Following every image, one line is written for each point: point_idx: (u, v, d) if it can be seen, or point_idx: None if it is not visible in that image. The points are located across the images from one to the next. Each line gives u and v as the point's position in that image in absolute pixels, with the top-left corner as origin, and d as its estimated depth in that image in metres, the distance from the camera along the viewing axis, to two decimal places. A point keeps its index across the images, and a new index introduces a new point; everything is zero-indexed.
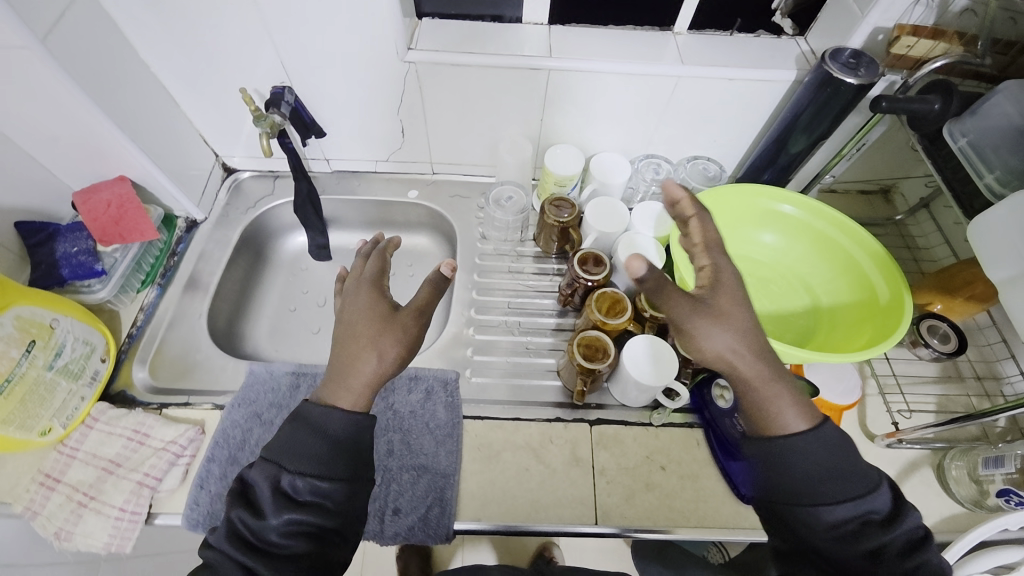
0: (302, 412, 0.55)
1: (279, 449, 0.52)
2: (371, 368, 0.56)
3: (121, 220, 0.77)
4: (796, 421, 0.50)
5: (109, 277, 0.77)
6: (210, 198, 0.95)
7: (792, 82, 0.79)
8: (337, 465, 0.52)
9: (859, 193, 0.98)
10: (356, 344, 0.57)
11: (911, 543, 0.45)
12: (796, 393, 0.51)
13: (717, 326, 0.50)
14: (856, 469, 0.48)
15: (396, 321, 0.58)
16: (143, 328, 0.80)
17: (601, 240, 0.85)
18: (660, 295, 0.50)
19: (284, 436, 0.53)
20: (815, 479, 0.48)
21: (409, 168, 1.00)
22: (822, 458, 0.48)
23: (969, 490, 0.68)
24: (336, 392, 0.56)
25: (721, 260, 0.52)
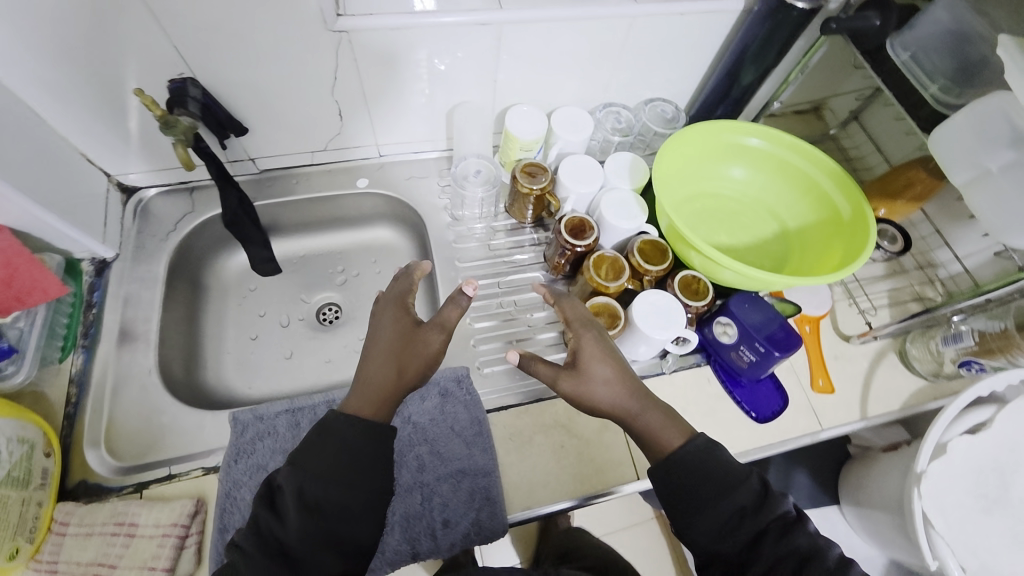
0: (326, 423, 0.53)
1: (302, 459, 0.51)
2: (390, 382, 0.55)
3: (12, 280, 0.63)
4: (674, 439, 0.56)
5: (22, 354, 0.65)
6: (116, 229, 0.78)
7: (741, 12, 0.78)
8: (357, 478, 0.51)
9: (795, 113, 1.05)
10: (376, 358, 0.56)
11: (781, 526, 0.51)
12: (670, 419, 0.58)
13: (587, 381, 0.58)
14: (730, 471, 0.54)
15: (417, 338, 0.57)
16: (83, 402, 0.67)
17: (580, 201, 0.83)
18: (532, 369, 0.59)
19: (308, 447, 0.52)
20: (695, 492, 0.53)
21: (351, 155, 0.89)
22: (694, 468, 0.54)
23: (929, 365, 0.78)
24: (358, 403, 0.55)
25: (583, 327, 0.62)
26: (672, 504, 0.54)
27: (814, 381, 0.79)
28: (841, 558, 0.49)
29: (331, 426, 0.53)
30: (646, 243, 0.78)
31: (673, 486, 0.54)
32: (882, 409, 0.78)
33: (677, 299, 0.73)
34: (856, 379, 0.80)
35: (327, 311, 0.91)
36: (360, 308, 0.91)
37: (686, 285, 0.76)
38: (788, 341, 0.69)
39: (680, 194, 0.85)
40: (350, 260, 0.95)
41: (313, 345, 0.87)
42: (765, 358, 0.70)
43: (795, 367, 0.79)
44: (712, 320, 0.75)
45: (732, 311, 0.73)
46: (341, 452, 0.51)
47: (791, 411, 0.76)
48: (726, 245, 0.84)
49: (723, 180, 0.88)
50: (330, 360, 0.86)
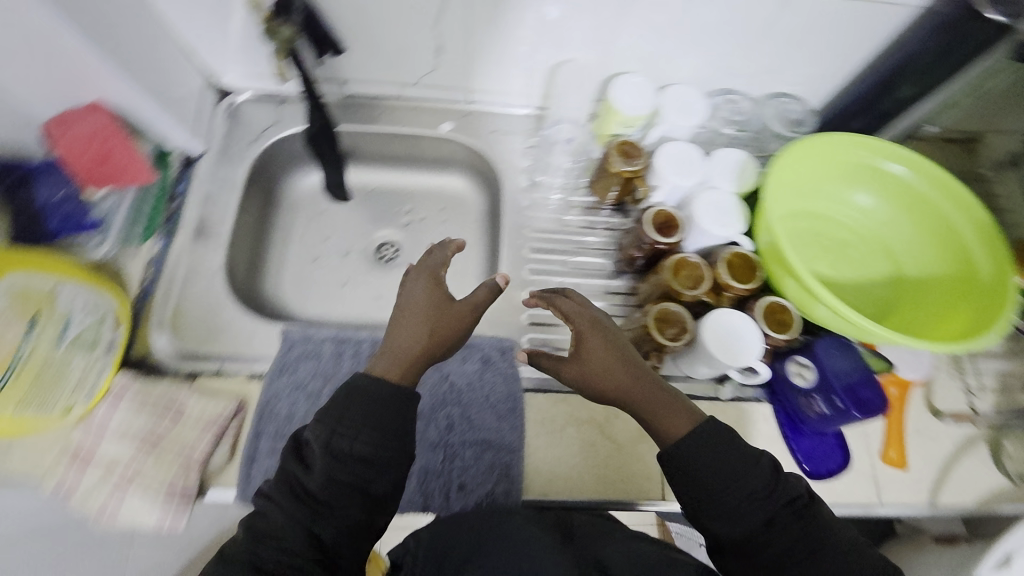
0: (353, 384, 0.49)
1: (334, 411, 0.47)
2: (423, 346, 0.52)
3: (108, 157, 0.68)
4: (683, 427, 0.49)
5: (107, 228, 0.70)
6: (206, 126, 0.80)
7: (920, 10, 0.66)
8: (388, 437, 0.47)
9: (945, 141, 0.89)
10: (410, 324, 0.53)
11: (794, 513, 0.46)
12: (673, 402, 0.50)
13: (585, 371, 0.53)
14: (745, 454, 0.47)
15: (448, 309, 0.54)
16: (156, 284, 0.70)
17: (673, 193, 0.75)
18: (544, 366, 0.58)
19: (342, 403, 0.48)
20: (709, 477, 0.46)
21: (440, 95, 0.85)
22: (711, 448, 0.47)
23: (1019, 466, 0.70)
24: (387, 364, 0.51)
25: (580, 316, 0.55)
26: (682, 491, 0.47)
27: (884, 450, 0.71)
28: (855, 542, 0.46)
29: (357, 389, 0.48)
30: (735, 256, 0.69)
31: (685, 471, 0.47)
32: (956, 501, 0.69)
33: (757, 324, 0.66)
34: (935, 460, 0.71)
35: (385, 249, 0.91)
36: (418, 253, 0.90)
37: (771, 312, 0.67)
38: (874, 403, 0.63)
39: (788, 209, 0.76)
40: (418, 203, 0.94)
41: (366, 279, 0.88)
42: (842, 415, 0.63)
43: (866, 429, 0.71)
44: (789, 358, 0.68)
45: (817, 356, 0.66)
46: (377, 409, 0.47)
47: (849, 476, 0.69)
48: (827, 277, 0.75)
49: (843, 205, 0.77)
50: (380, 298, 0.86)
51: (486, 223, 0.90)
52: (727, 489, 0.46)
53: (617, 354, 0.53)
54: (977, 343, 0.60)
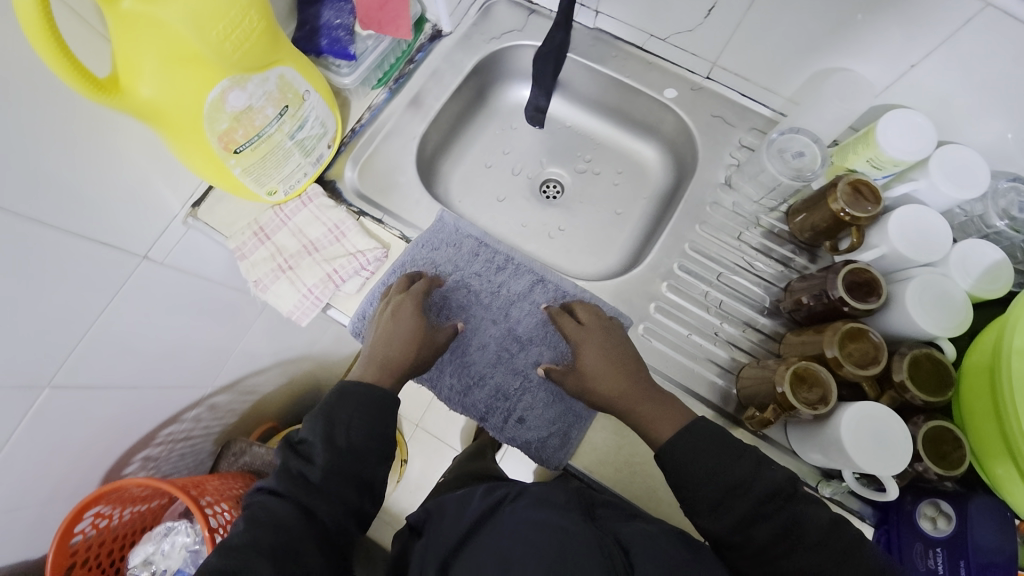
0: (346, 392, 0.58)
1: (331, 412, 0.56)
2: (406, 358, 0.63)
3: (385, 6, 0.73)
4: (666, 431, 0.57)
5: (358, 64, 0.75)
6: (463, 10, 0.86)
7: None
8: (370, 426, 0.57)
9: None
10: (396, 339, 0.63)
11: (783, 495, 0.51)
12: (664, 408, 0.59)
13: (587, 374, 0.63)
14: (724, 437, 0.54)
15: (423, 334, 0.65)
16: (365, 128, 0.80)
17: (887, 259, 0.63)
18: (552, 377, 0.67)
19: (333, 403, 0.57)
20: (696, 462, 0.53)
21: (680, 59, 0.81)
22: (695, 438, 0.54)
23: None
24: (374, 371, 0.62)
25: (577, 329, 0.66)
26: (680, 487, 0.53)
27: None
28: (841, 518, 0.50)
29: (348, 391, 0.59)
30: (926, 356, 0.57)
31: (677, 469, 0.53)
32: None
33: (911, 442, 0.55)
34: None
35: (550, 185, 0.92)
36: (578, 203, 0.90)
37: (935, 441, 0.56)
38: None
39: None
40: (601, 156, 0.92)
41: (522, 204, 0.91)
42: None
43: None
44: (927, 497, 0.57)
45: (965, 525, 0.54)
46: (363, 405, 0.57)
47: None
48: None
49: None
50: (525, 226, 0.89)
51: (657, 203, 0.87)
52: (718, 472, 0.52)
53: (607, 359, 0.63)
54: None
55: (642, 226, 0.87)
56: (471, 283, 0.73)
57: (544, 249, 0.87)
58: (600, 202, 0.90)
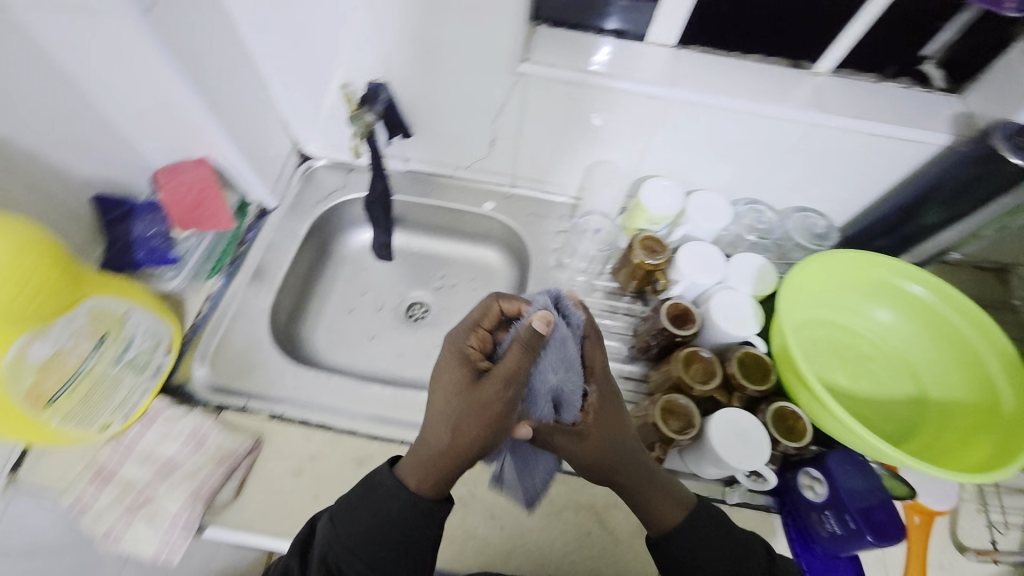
0: (377, 483, 0.53)
1: (341, 523, 0.52)
2: (457, 451, 0.50)
3: (200, 206, 0.75)
4: (676, 516, 0.55)
5: (182, 265, 0.77)
6: (283, 185, 0.91)
7: (942, 148, 0.70)
8: (385, 542, 0.51)
9: (972, 267, 0.90)
10: (438, 413, 0.51)
11: None
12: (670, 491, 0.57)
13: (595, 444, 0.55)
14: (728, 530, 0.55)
15: (477, 394, 0.49)
16: (206, 319, 0.78)
17: (691, 289, 0.79)
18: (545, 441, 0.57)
19: (353, 505, 0.52)
20: (692, 560, 0.54)
21: (487, 178, 0.95)
22: (715, 552, 0.54)
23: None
24: (419, 474, 0.52)
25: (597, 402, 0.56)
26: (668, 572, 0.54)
27: None
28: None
29: (378, 485, 0.53)
30: (747, 355, 0.72)
31: (668, 557, 0.54)
32: None
33: (766, 431, 0.65)
34: None
35: (416, 308, 0.97)
36: (445, 317, 0.96)
37: (781, 419, 0.68)
38: (891, 529, 0.59)
39: (804, 315, 0.77)
40: (453, 269, 1.01)
41: (394, 334, 0.93)
42: (853, 539, 0.60)
43: (886, 562, 0.67)
44: (799, 468, 0.66)
45: (828, 470, 0.64)
46: (376, 518, 0.51)
47: None
48: (842, 388, 0.74)
49: (862, 318, 0.78)
50: (403, 354, 0.91)
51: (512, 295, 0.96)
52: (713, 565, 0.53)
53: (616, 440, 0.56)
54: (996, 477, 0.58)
55: None
56: (359, 435, 0.71)
57: (427, 370, 0.89)
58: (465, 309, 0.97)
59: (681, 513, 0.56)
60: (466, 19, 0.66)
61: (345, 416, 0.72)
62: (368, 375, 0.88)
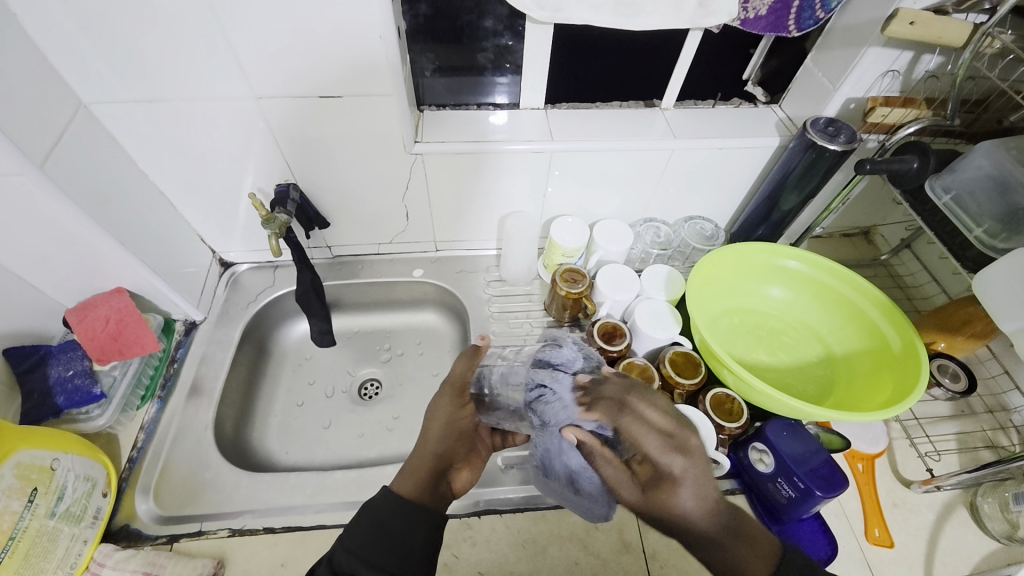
0: (375, 507, 0.54)
1: (353, 538, 0.52)
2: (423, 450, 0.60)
3: (119, 335, 0.74)
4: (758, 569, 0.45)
5: (109, 399, 0.73)
6: (209, 296, 0.91)
7: (776, 148, 0.85)
8: (399, 564, 0.51)
9: (842, 236, 1.04)
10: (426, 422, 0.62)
11: None
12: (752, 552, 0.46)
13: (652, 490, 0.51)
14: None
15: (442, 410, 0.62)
16: (145, 449, 0.75)
17: (615, 307, 0.87)
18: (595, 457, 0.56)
19: (359, 526, 0.53)
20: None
21: (412, 248, 1.00)
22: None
23: (1001, 524, 0.69)
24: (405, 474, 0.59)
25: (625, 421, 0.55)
26: None
27: (868, 529, 0.71)
28: None
29: (381, 509, 0.54)
30: (678, 354, 0.79)
31: None
32: (953, 575, 0.68)
33: (709, 419, 0.73)
34: (921, 534, 0.71)
35: (368, 385, 0.96)
36: (399, 386, 0.95)
37: (720, 404, 0.75)
38: (834, 479, 0.65)
39: (715, 308, 0.86)
40: (397, 339, 1.02)
41: (351, 417, 0.91)
42: (807, 498, 0.66)
43: (845, 511, 0.73)
44: (747, 445, 0.73)
45: (766, 436, 0.71)
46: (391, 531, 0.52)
47: (840, 562, 0.69)
48: (765, 363, 0.82)
49: (763, 298, 0.88)
50: (362, 435, 0.88)
51: (459, 351, 0.98)
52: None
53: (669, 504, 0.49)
54: (900, 408, 0.66)
55: None
56: (330, 526, 0.69)
57: (391, 444, 0.88)
58: (417, 374, 0.97)
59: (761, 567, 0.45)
60: (352, 117, 0.73)
61: (311, 511, 0.70)
62: (330, 467, 0.84)
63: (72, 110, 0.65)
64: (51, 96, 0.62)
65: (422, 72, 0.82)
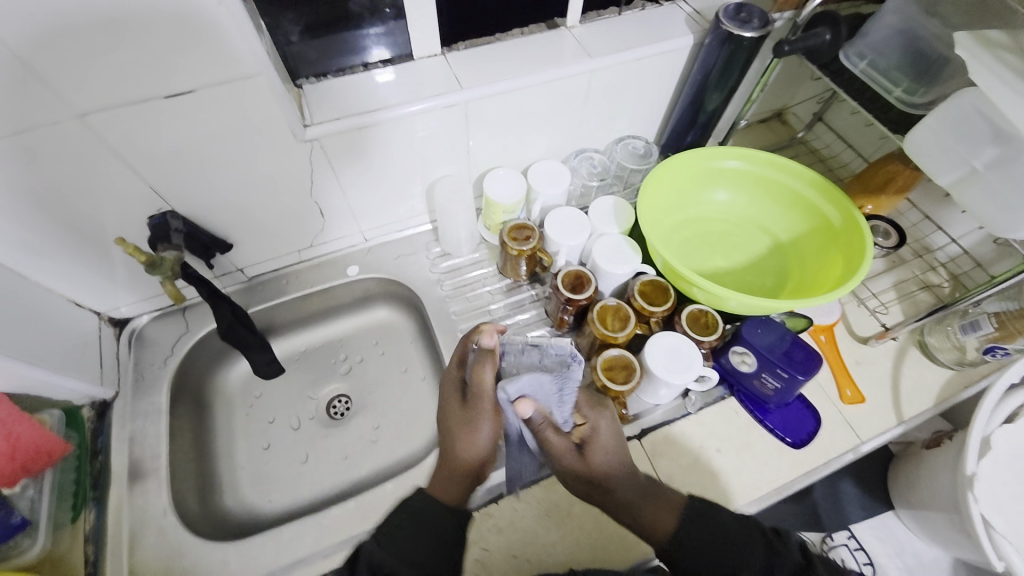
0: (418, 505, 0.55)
1: (396, 536, 0.53)
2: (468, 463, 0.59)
3: (16, 452, 0.59)
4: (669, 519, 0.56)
5: (33, 525, 0.60)
6: (112, 366, 0.76)
7: (693, 46, 0.80)
8: (441, 561, 0.52)
9: (761, 122, 1.05)
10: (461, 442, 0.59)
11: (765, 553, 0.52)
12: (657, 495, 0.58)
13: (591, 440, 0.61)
14: (720, 518, 0.55)
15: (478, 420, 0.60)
16: (101, 560, 0.63)
17: (571, 253, 0.83)
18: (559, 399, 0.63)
19: (407, 526, 0.54)
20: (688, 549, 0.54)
21: (337, 246, 0.88)
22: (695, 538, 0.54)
23: (951, 354, 0.77)
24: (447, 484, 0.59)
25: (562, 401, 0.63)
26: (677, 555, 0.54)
27: (842, 393, 0.77)
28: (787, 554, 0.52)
29: (417, 506, 0.54)
30: (644, 283, 0.78)
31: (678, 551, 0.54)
32: (915, 409, 0.77)
33: (688, 337, 0.74)
34: (884, 382, 0.79)
35: (337, 403, 0.88)
36: (371, 395, 0.88)
37: (695, 320, 0.76)
38: (809, 361, 0.70)
39: (667, 227, 0.85)
40: (352, 347, 0.93)
41: (329, 443, 0.83)
42: (791, 383, 0.70)
43: (820, 383, 0.79)
44: (727, 351, 0.75)
45: (742, 338, 0.73)
46: (434, 530, 0.53)
47: (826, 429, 0.75)
48: (724, 269, 0.84)
49: (707, 205, 0.88)
50: (349, 457, 0.82)
51: (424, 339, 0.91)
52: (714, 556, 0.53)
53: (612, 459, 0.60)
54: (856, 280, 0.69)
55: (430, 361, 0.90)
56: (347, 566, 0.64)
57: (383, 457, 0.82)
58: (387, 376, 0.90)
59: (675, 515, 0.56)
60: (217, 113, 0.59)
61: (320, 558, 0.65)
62: (325, 500, 0.78)
63: None
64: None
65: (287, 39, 0.68)
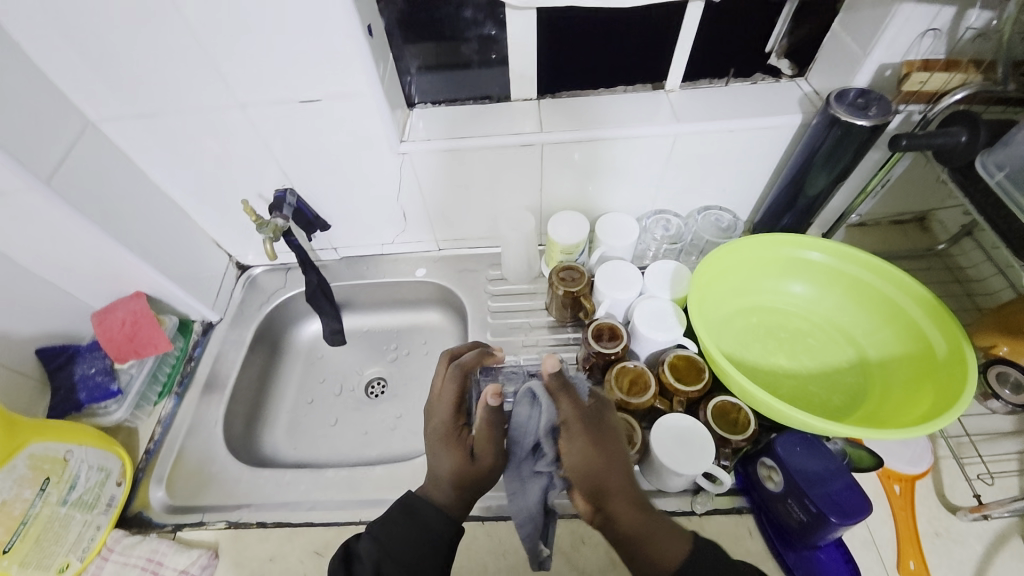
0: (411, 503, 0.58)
1: (389, 534, 0.55)
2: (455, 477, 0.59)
3: (135, 337, 0.80)
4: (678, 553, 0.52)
5: (125, 396, 0.79)
6: (225, 298, 0.96)
7: (800, 126, 0.75)
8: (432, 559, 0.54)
9: (892, 222, 0.91)
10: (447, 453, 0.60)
11: None
12: (664, 525, 0.54)
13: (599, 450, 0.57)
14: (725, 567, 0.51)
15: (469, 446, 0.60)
16: (160, 442, 0.80)
17: (616, 306, 0.81)
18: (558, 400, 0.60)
19: (399, 524, 0.56)
20: None
21: (414, 248, 1.00)
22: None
23: None
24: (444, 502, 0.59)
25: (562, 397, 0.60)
26: None
27: (902, 562, 0.62)
28: None
29: (413, 504, 0.58)
30: (679, 357, 0.73)
31: None
32: None
33: (708, 430, 0.67)
34: (969, 571, 0.61)
35: (375, 385, 0.97)
36: (403, 386, 0.96)
37: (723, 413, 0.69)
38: (852, 506, 0.57)
39: (728, 308, 0.78)
40: (403, 339, 1.02)
41: (355, 416, 0.93)
42: (820, 523, 0.58)
43: (874, 539, 0.64)
44: (755, 460, 0.66)
45: (773, 450, 0.63)
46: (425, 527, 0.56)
47: None
48: (785, 369, 0.74)
49: (782, 295, 0.79)
50: (367, 433, 0.90)
51: None
52: None
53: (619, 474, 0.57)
54: (938, 424, 0.57)
55: None
56: (319, 524, 0.71)
57: (392, 444, 0.88)
58: (422, 374, 0.97)
59: (682, 551, 0.52)
60: (336, 120, 0.73)
61: (302, 507, 0.73)
62: (333, 463, 0.87)
63: (81, 128, 0.70)
64: (59, 117, 0.66)
65: (408, 70, 0.81)
